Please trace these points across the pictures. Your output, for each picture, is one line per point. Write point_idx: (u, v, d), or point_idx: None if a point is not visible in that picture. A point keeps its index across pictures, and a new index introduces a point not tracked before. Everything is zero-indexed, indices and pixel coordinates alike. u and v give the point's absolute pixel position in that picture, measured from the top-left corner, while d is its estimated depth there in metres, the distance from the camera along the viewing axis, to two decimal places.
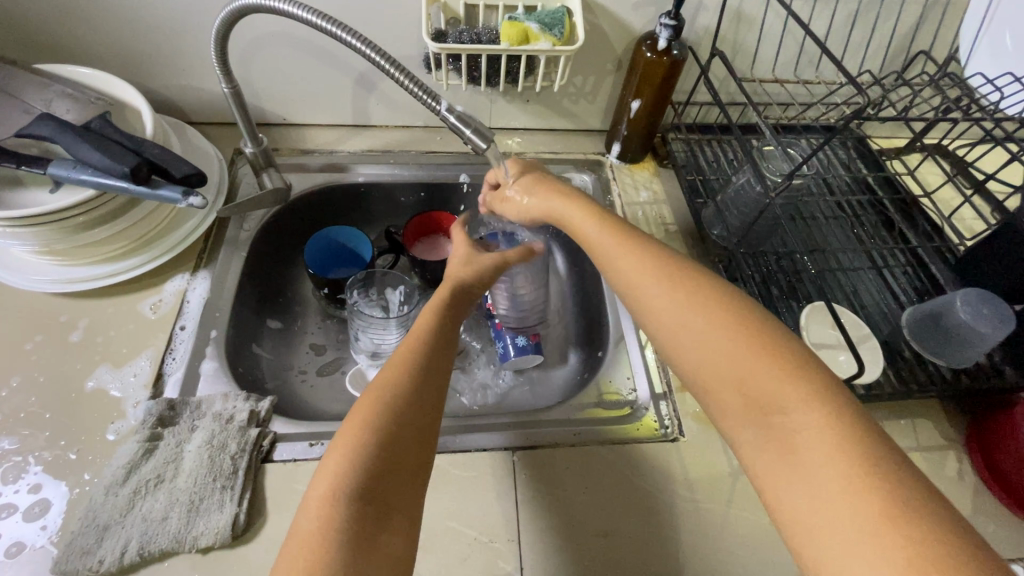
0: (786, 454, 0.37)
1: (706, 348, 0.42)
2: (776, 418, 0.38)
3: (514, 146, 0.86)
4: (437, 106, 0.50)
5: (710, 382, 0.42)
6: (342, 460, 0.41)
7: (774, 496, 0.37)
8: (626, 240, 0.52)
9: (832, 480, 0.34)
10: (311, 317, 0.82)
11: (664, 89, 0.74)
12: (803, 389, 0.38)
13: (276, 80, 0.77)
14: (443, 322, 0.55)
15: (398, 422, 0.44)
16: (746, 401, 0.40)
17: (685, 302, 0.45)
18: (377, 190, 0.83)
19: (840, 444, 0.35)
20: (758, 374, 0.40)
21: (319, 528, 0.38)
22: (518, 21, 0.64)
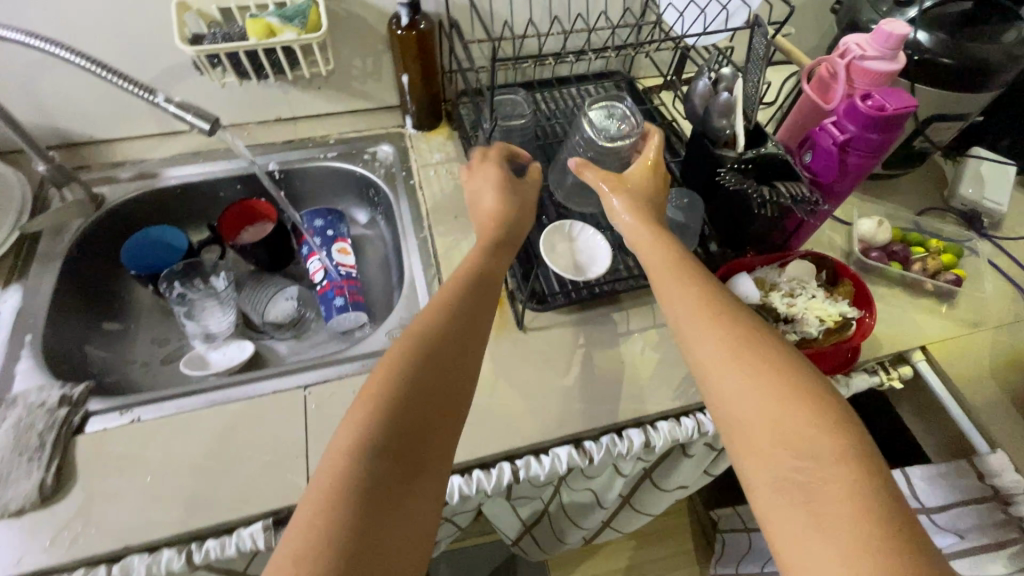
0: (797, 487, 0.40)
1: (743, 392, 0.46)
2: (804, 460, 0.41)
3: (318, 130, 0.94)
4: (153, 99, 0.56)
5: (744, 420, 0.45)
6: (358, 425, 0.43)
7: (773, 533, 0.40)
8: (684, 272, 0.55)
9: (842, 516, 0.38)
10: (148, 315, 0.88)
11: (425, 59, 0.84)
12: (837, 436, 0.42)
13: (66, 101, 0.83)
14: (480, 299, 0.56)
15: (405, 398, 0.45)
16: (779, 438, 0.43)
17: (737, 350, 0.48)
18: (193, 190, 0.90)
19: (863, 495, 0.38)
20: (795, 418, 0.43)
21: (335, 481, 0.40)
22: (259, 17, 0.72)
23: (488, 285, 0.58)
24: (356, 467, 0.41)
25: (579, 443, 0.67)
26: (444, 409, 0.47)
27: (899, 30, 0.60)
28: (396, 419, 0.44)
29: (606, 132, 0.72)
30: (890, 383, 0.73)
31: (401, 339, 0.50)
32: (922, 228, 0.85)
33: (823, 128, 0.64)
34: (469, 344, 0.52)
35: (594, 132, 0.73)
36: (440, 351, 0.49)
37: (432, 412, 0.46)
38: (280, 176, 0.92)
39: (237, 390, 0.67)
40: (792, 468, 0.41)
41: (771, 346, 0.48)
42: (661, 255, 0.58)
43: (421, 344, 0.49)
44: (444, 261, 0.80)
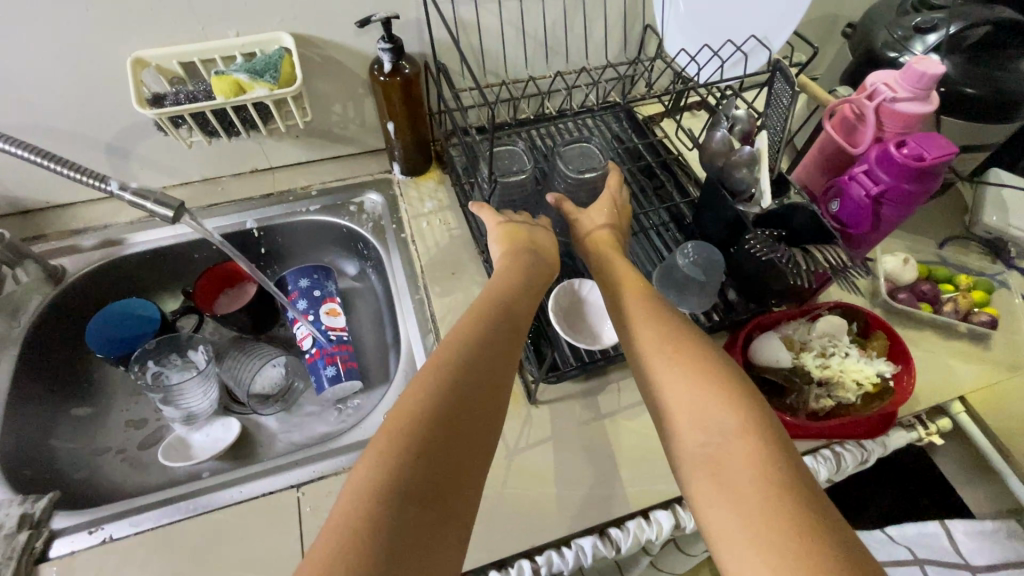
0: (714, 461, 0.41)
1: (668, 379, 0.47)
2: (714, 438, 0.42)
3: (298, 181, 0.87)
4: (106, 187, 0.49)
5: (670, 406, 0.46)
6: (382, 460, 0.39)
7: (699, 512, 0.40)
8: (629, 282, 0.59)
9: (755, 500, 0.37)
10: (121, 394, 0.79)
11: (412, 105, 0.78)
12: (744, 422, 0.42)
13: (16, 168, 0.75)
14: (500, 324, 0.53)
15: (440, 438, 0.41)
16: (703, 428, 0.43)
17: (664, 342, 0.50)
18: (164, 254, 0.82)
19: (766, 465, 0.39)
20: (710, 400, 0.44)
21: (369, 507, 0.36)
22: (225, 73, 0.65)
23: (507, 311, 0.55)
24: (395, 495, 0.37)
25: (604, 531, 0.60)
26: (473, 441, 0.43)
27: (933, 70, 0.55)
28: (428, 436, 0.40)
29: (575, 165, 0.71)
30: (929, 438, 0.68)
31: (437, 355, 0.48)
32: (947, 260, 0.80)
33: (853, 177, 0.59)
34: (495, 370, 0.48)
35: (564, 165, 0.72)
36: (462, 376, 0.46)
37: (459, 442, 0.42)
38: (259, 235, 0.85)
39: (220, 496, 0.60)
40: (705, 444, 0.42)
41: (699, 342, 0.50)
42: (621, 274, 0.60)
43: (444, 368, 0.46)
44: (444, 326, 0.74)
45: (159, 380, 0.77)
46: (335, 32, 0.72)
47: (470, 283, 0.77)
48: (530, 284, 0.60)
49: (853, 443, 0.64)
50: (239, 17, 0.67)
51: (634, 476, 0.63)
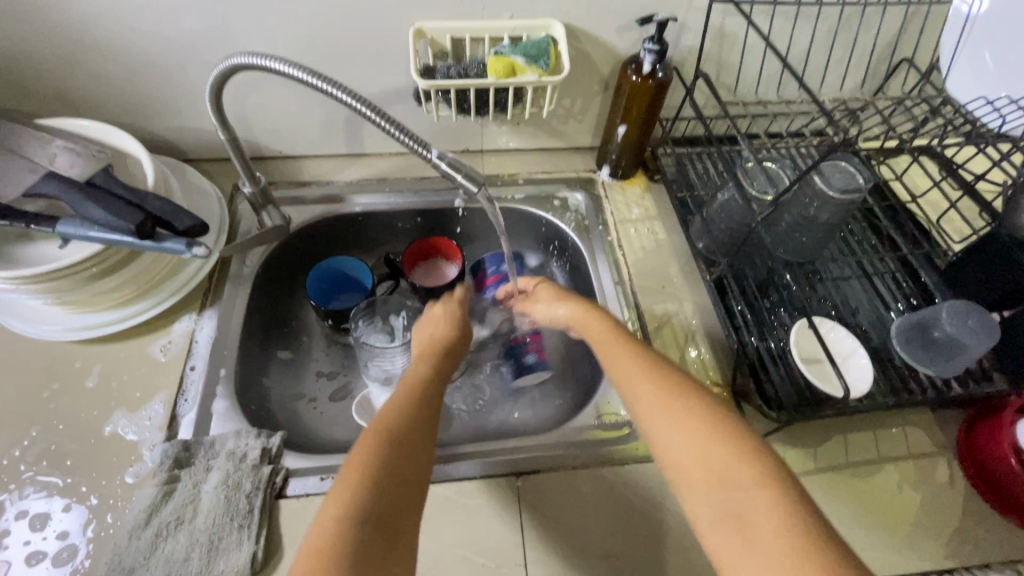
0: (740, 522, 0.39)
1: (677, 431, 0.46)
2: (729, 494, 0.41)
3: (506, 167, 0.88)
4: (427, 154, 0.51)
5: (678, 460, 0.45)
6: (358, 475, 0.44)
7: (730, 575, 0.39)
8: (619, 336, 0.57)
9: (782, 548, 0.37)
10: (316, 343, 0.84)
11: (651, 110, 0.76)
12: (757, 471, 0.42)
13: (269, 117, 0.79)
14: (427, 394, 0.55)
15: (393, 484, 0.45)
16: (710, 480, 0.42)
17: (664, 390, 0.49)
18: (374, 218, 0.85)
19: (805, 535, 0.37)
20: (720, 455, 0.43)
21: (319, 564, 0.38)
22: (504, 56, 0.65)
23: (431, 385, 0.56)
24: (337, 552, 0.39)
25: None
26: (414, 489, 0.46)
27: None
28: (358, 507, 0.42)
29: (840, 185, 0.64)
30: None
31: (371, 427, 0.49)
32: None
33: None
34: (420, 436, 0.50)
35: (824, 182, 0.65)
36: (408, 447, 0.48)
37: (407, 506, 0.44)
38: (462, 214, 0.87)
39: (442, 469, 0.61)
40: (726, 501, 0.41)
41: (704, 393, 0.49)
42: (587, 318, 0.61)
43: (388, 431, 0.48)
44: (654, 339, 0.71)
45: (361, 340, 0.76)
46: (599, 27, 0.71)
47: (682, 300, 0.75)
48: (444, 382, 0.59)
49: None
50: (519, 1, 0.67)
51: (867, 542, 0.58)
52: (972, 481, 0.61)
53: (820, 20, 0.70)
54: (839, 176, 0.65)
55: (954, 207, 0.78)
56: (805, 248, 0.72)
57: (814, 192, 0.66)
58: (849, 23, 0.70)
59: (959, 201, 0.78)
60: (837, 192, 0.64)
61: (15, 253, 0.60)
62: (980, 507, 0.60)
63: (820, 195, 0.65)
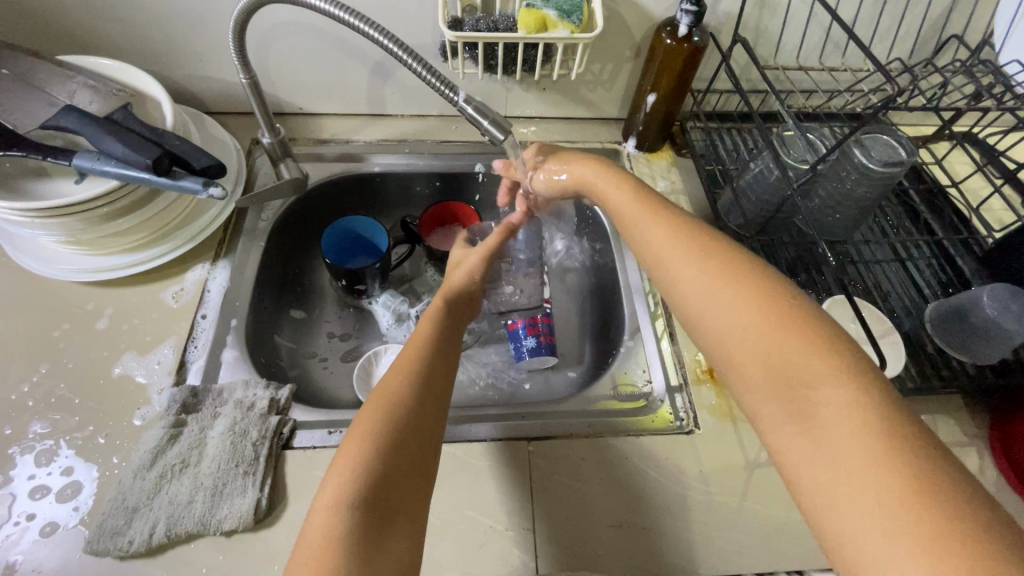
0: (806, 416, 0.36)
1: (731, 321, 0.41)
2: (793, 388, 0.37)
3: (530, 134, 0.86)
4: (454, 97, 0.49)
5: (734, 348, 0.41)
6: (359, 448, 0.44)
7: (791, 469, 0.36)
8: (655, 213, 0.51)
9: (852, 449, 0.33)
10: (329, 306, 0.83)
11: (683, 77, 0.73)
12: (830, 364, 0.37)
13: (291, 70, 0.77)
14: (433, 366, 0.53)
15: (394, 460, 0.44)
16: (772, 374, 0.38)
17: (715, 274, 0.44)
18: (393, 179, 0.83)
19: (882, 432, 0.33)
20: (785, 347, 0.39)
21: (326, 533, 0.40)
22: (536, 8, 0.63)
23: (440, 357, 0.54)
24: (341, 522, 0.40)
25: None
26: (418, 463, 0.46)
27: None
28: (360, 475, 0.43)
29: (883, 158, 0.61)
30: None
31: (376, 395, 0.49)
32: None
33: None
34: (421, 409, 0.48)
35: (864, 154, 0.62)
36: (411, 422, 0.47)
37: (408, 476, 0.45)
38: (482, 180, 0.85)
39: (452, 429, 0.59)
40: (788, 395, 0.37)
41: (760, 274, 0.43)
42: (624, 196, 0.54)
43: (377, 413, 0.47)
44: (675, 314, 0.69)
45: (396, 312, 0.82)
46: None
47: None
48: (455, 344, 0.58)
49: None
50: None
51: None
52: (1004, 474, 0.58)
53: None
54: (882, 148, 0.62)
55: (997, 193, 0.75)
56: (838, 225, 0.69)
57: (853, 165, 0.63)
58: None
59: (1002, 187, 0.74)
60: (879, 163, 0.61)
61: (33, 189, 0.59)
62: (1012, 500, 0.57)
63: (859, 167, 0.62)
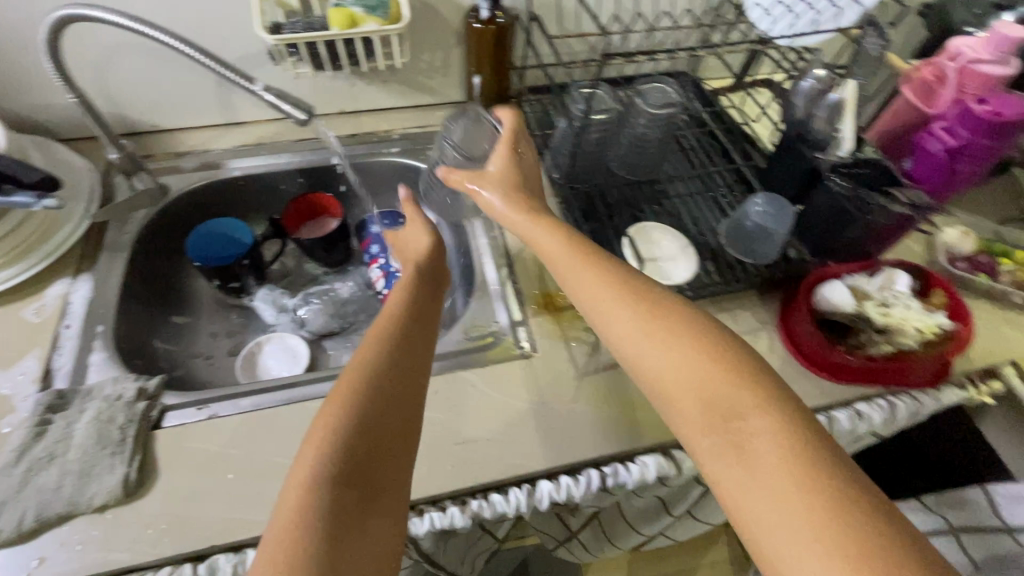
0: (730, 427, 0.42)
1: (672, 367, 0.46)
2: (728, 421, 0.43)
3: (382, 125, 0.93)
4: (252, 86, 0.55)
5: (671, 389, 0.46)
6: (330, 433, 0.43)
7: (724, 495, 0.41)
8: (587, 255, 0.55)
9: (775, 469, 0.40)
10: (210, 307, 0.87)
11: (500, 55, 0.83)
12: (756, 395, 0.43)
13: (135, 89, 0.81)
14: (405, 352, 0.51)
15: (363, 446, 0.44)
16: (708, 409, 0.44)
17: (648, 322, 0.49)
18: (256, 181, 0.88)
19: (792, 442, 0.41)
20: (720, 386, 0.44)
21: (297, 517, 0.39)
22: (342, 6, 0.70)
23: (416, 344, 0.53)
24: (313, 507, 0.40)
25: (667, 452, 0.65)
26: (387, 456, 0.45)
27: (1017, 33, 0.59)
28: (326, 467, 0.42)
29: (654, 101, 0.74)
30: (979, 399, 0.70)
31: (343, 377, 0.48)
32: (1007, 239, 0.82)
33: (931, 133, 0.63)
34: (409, 403, 0.48)
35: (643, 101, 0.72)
36: (380, 411, 0.46)
37: (379, 464, 0.44)
38: (342, 171, 0.91)
39: (315, 388, 0.66)
40: (724, 426, 0.43)
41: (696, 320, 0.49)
42: (548, 238, 0.58)
43: (354, 396, 0.46)
44: (517, 262, 0.78)
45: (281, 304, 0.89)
46: None
47: None
48: (425, 332, 0.55)
49: (907, 393, 0.68)
50: None
51: None
52: (786, 346, 0.71)
53: None
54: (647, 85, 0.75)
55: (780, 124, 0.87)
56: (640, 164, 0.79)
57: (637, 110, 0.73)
58: None
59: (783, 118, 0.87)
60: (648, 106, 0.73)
61: None
62: (793, 367, 0.70)
63: None
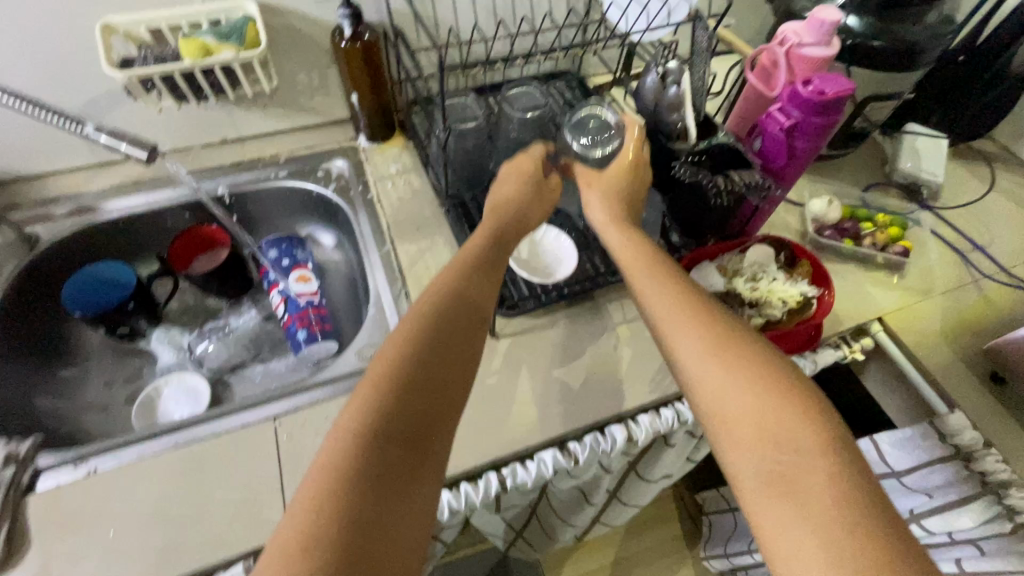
0: (776, 426, 0.44)
1: (734, 395, 0.47)
2: (786, 452, 0.43)
3: (268, 150, 0.91)
4: (82, 128, 0.53)
5: (727, 415, 0.47)
6: (385, 392, 0.43)
7: (766, 528, 0.41)
8: (661, 272, 0.58)
9: (828, 508, 0.39)
10: (101, 356, 0.84)
11: (373, 71, 0.83)
12: (816, 431, 0.44)
13: None
14: (456, 333, 0.49)
15: (415, 414, 0.44)
16: (763, 437, 0.44)
17: (719, 347, 0.50)
18: (137, 220, 0.85)
19: (836, 454, 0.42)
20: (779, 417, 0.45)
21: (346, 456, 0.40)
22: (192, 37, 0.69)
23: (473, 335, 0.50)
24: (364, 451, 0.40)
25: (563, 446, 0.66)
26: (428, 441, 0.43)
27: (832, 18, 0.63)
28: (379, 429, 0.42)
29: (519, 106, 0.79)
30: (853, 356, 0.76)
31: (399, 335, 0.48)
32: (869, 204, 0.88)
33: (770, 115, 0.66)
34: (454, 397, 0.47)
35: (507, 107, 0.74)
36: (438, 385, 0.46)
37: (427, 432, 0.44)
38: (231, 201, 0.89)
39: (195, 432, 0.64)
40: (776, 459, 0.43)
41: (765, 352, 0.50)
42: (639, 253, 0.61)
43: (401, 375, 0.45)
44: (409, 276, 0.78)
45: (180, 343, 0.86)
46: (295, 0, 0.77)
47: (434, 236, 0.82)
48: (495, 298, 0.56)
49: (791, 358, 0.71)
50: None
51: (590, 396, 0.68)
52: None
53: None
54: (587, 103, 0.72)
55: None
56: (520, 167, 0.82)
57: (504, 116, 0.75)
58: None
59: None
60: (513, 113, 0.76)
61: None
62: None
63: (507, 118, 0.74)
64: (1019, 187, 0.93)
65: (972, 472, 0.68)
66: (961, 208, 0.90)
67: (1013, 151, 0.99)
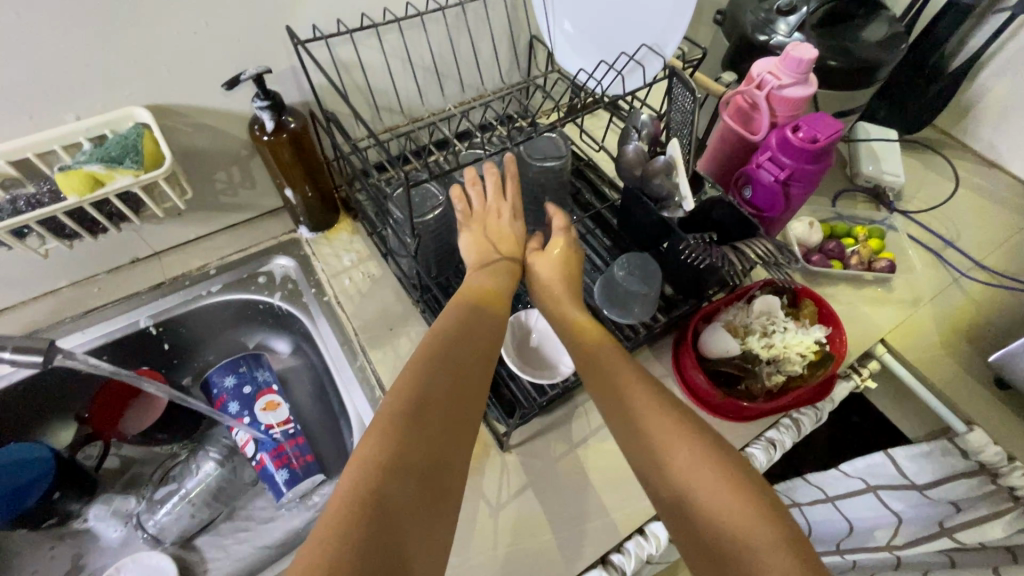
0: (720, 486, 0.40)
1: (684, 478, 0.42)
2: (744, 550, 0.38)
3: (194, 262, 0.78)
4: None
5: (681, 502, 0.41)
6: (372, 461, 0.39)
7: None
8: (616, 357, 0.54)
9: None
10: (24, 556, 0.68)
11: (306, 157, 0.71)
12: (773, 525, 0.38)
13: None
14: (454, 408, 0.45)
15: (406, 496, 0.38)
16: (720, 534, 0.39)
17: (671, 426, 0.45)
18: (39, 381, 0.69)
19: (791, 548, 0.37)
20: (734, 505, 0.40)
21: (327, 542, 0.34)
22: (74, 168, 0.55)
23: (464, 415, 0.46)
24: (350, 531, 0.34)
25: (606, 559, 0.59)
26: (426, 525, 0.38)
27: (808, 55, 0.58)
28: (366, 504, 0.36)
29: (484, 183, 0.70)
30: (865, 382, 0.75)
31: (396, 405, 0.44)
32: (844, 216, 0.88)
33: (760, 165, 0.63)
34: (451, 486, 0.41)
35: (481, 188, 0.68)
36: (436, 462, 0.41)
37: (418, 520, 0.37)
38: (158, 331, 0.75)
39: None
40: (735, 557, 0.38)
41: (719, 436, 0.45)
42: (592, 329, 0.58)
43: (407, 433, 0.41)
44: None
45: (128, 515, 0.71)
46: (199, 96, 0.64)
47: (413, 336, 0.72)
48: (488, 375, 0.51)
49: (808, 405, 0.70)
50: (76, 98, 0.57)
51: (624, 498, 0.62)
52: (688, 397, 0.69)
53: (428, 27, 0.73)
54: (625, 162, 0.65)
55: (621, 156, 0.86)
56: None
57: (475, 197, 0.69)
58: (454, 25, 0.74)
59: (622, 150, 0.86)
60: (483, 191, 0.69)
61: None
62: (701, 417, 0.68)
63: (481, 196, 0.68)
64: (967, 172, 0.96)
65: (999, 484, 0.68)
66: (925, 206, 0.91)
67: (957, 138, 1.01)
